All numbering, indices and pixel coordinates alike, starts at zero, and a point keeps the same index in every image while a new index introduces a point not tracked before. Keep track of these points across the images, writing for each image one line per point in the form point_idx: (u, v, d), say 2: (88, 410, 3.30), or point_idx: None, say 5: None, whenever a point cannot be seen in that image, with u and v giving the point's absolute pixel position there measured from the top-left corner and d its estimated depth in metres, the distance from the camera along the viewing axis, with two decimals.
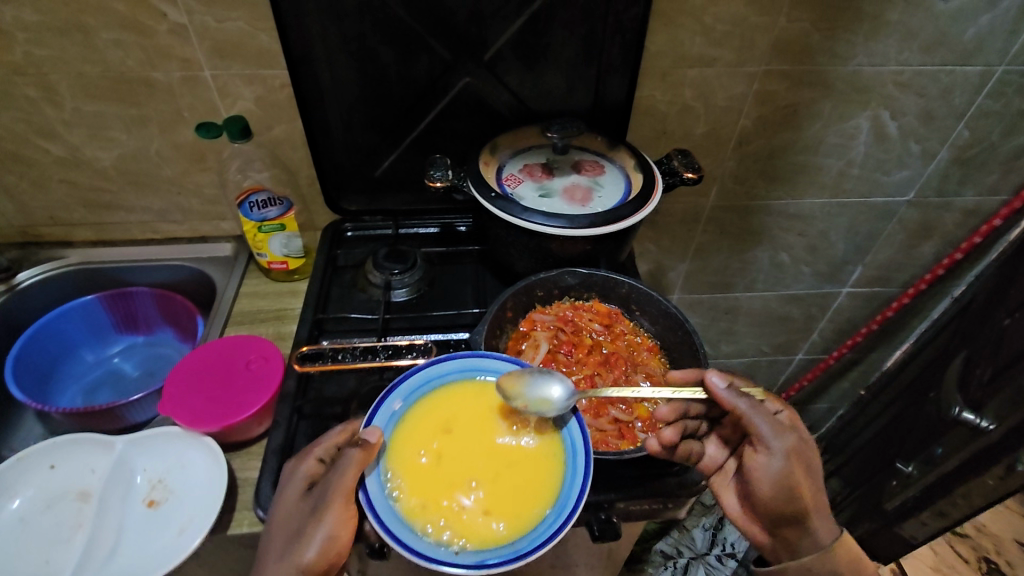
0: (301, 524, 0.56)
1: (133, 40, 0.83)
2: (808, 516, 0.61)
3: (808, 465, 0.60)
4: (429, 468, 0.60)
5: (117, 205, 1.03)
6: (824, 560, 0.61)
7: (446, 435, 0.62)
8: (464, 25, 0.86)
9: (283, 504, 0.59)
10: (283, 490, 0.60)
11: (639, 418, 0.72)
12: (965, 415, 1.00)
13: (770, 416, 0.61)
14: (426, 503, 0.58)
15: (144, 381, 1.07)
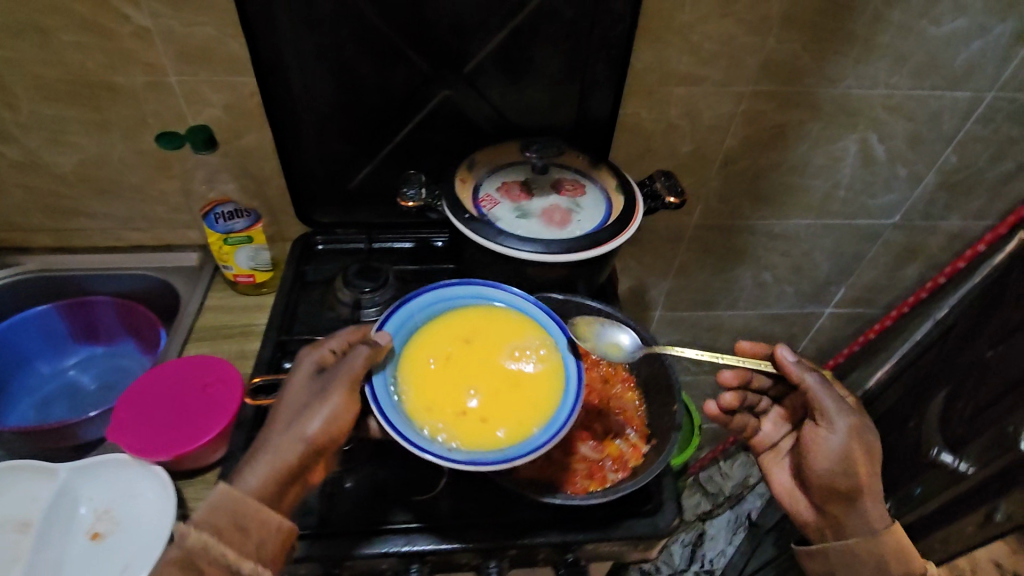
0: (309, 402, 0.62)
1: (93, 43, 0.78)
2: (860, 494, 0.72)
3: (868, 445, 0.72)
4: (433, 376, 0.67)
5: (78, 211, 0.98)
6: (869, 540, 0.71)
7: (451, 352, 0.69)
8: (444, 36, 0.82)
9: (292, 385, 0.64)
10: (293, 374, 0.65)
11: (608, 457, 0.72)
12: (945, 456, 0.95)
13: (835, 395, 0.74)
14: (426, 406, 0.64)
15: (101, 396, 1.03)
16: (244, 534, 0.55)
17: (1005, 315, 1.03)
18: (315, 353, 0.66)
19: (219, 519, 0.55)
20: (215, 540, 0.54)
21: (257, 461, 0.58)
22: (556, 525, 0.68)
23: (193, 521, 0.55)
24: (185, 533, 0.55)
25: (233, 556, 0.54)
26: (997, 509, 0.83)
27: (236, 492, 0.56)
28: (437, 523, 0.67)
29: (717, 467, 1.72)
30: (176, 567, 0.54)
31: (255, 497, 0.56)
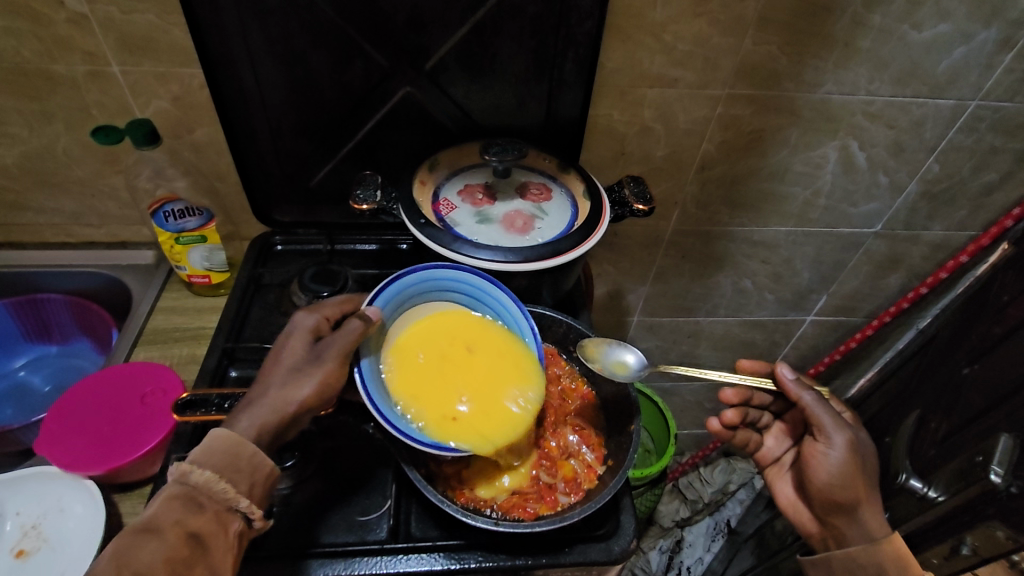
0: (302, 366, 0.60)
1: (27, 29, 0.74)
2: (858, 502, 0.73)
3: (864, 459, 0.73)
4: (418, 364, 0.68)
5: (23, 205, 0.94)
6: (868, 550, 0.72)
7: (437, 343, 0.71)
8: (402, 30, 0.78)
9: (285, 345, 0.62)
10: (287, 335, 0.63)
11: (561, 479, 0.70)
12: (913, 482, 0.90)
13: (832, 412, 0.74)
14: (409, 389, 0.66)
15: (51, 397, 0.99)
16: (245, 472, 0.53)
17: (985, 329, 1.01)
18: (311, 317, 0.65)
19: (218, 459, 0.52)
20: (217, 476, 0.51)
21: (242, 418, 0.56)
22: (503, 549, 0.65)
23: (192, 460, 0.52)
24: (185, 471, 0.51)
25: (234, 493, 0.52)
26: (963, 543, 0.83)
27: (231, 439, 0.54)
28: (379, 545, 0.64)
29: (697, 473, 1.69)
30: (175, 503, 0.50)
31: (252, 444, 0.54)
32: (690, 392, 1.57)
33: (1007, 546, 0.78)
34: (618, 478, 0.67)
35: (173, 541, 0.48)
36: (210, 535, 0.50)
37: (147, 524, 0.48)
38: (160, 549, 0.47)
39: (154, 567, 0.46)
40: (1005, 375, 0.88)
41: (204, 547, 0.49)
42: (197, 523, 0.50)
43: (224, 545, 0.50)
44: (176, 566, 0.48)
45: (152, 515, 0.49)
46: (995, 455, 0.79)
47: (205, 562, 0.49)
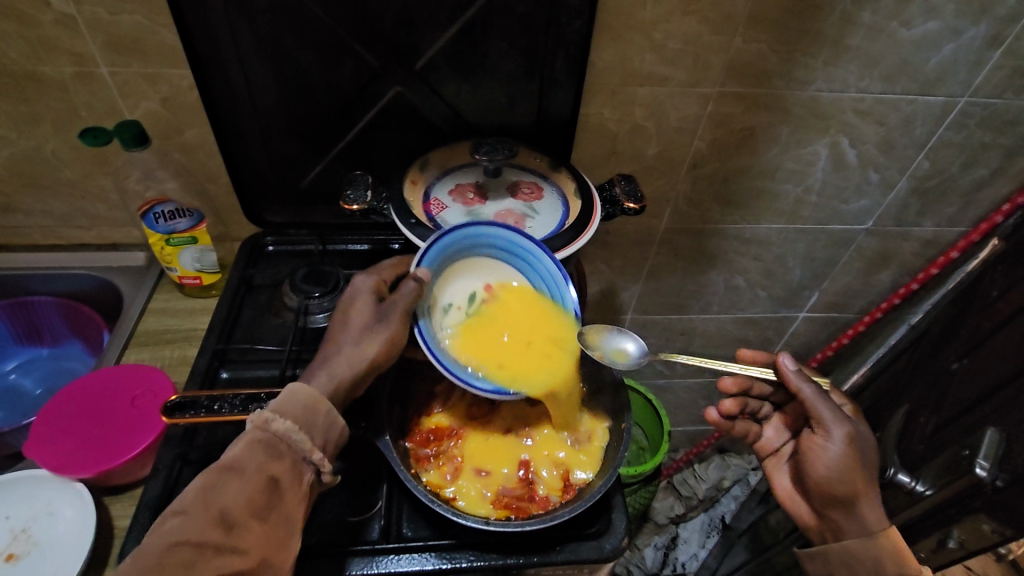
0: (370, 324, 0.65)
1: (13, 30, 0.73)
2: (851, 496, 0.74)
3: (864, 451, 0.73)
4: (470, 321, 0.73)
5: (11, 207, 0.93)
6: (864, 544, 0.74)
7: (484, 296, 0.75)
8: (392, 30, 0.78)
9: (350, 308, 0.67)
10: (350, 300, 0.68)
11: (553, 492, 0.72)
12: (900, 475, 0.90)
13: (834, 404, 0.74)
14: (469, 342, 0.71)
15: (42, 400, 0.98)
16: (320, 427, 0.56)
17: (974, 324, 1.01)
18: (370, 282, 0.69)
19: (299, 410, 0.56)
20: (296, 428, 0.55)
21: (318, 374, 0.61)
22: (496, 548, 0.65)
23: (274, 409, 0.55)
24: (267, 419, 0.55)
25: (310, 446, 0.55)
26: (950, 536, 0.83)
27: (309, 393, 0.57)
28: (370, 545, 0.64)
29: (692, 470, 1.66)
30: (257, 448, 0.53)
31: (326, 401, 0.58)
32: (684, 389, 1.57)
33: (993, 539, 0.78)
34: (608, 477, 0.67)
35: (255, 484, 0.51)
36: (286, 482, 0.53)
37: (233, 464, 0.52)
38: (243, 489, 0.51)
39: (238, 505, 0.50)
40: (993, 370, 0.88)
41: (279, 493, 0.53)
42: (276, 469, 0.53)
43: (297, 493, 0.54)
44: (256, 507, 0.51)
45: (236, 457, 0.52)
46: (982, 449, 0.79)
47: (280, 507, 0.53)
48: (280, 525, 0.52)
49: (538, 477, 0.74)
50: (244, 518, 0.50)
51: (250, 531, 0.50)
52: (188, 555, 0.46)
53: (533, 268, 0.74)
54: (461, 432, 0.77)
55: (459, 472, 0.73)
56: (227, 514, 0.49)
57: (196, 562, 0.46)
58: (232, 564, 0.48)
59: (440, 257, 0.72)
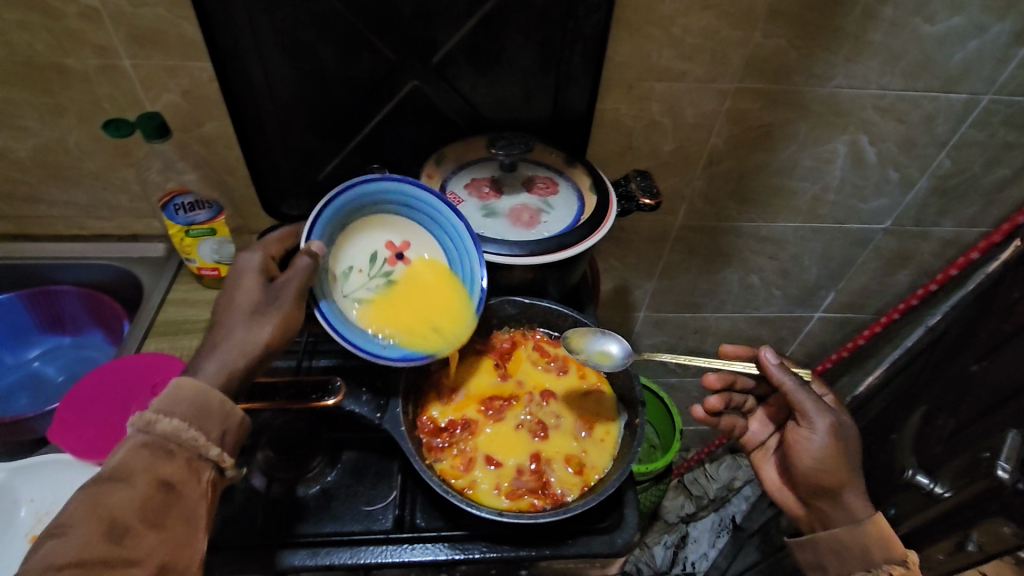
0: (260, 304, 0.62)
1: (40, 22, 0.75)
2: (845, 489, 0.73)
3: (852, 445, 0.72)
4: (371, 288, 0.74)
5: (36, 198, 0.95)
6: (852, 534, 0.73)
7: (387, 253, 0.76)
8: (410, 24, 0.78)
9: (235, 290, 0.63)
10: (235, 280, 0.64)
11: (565, 485, 0.72)
12: (919, 477, 0.92)
13: (813, 394, 0.73)
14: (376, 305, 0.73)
15: (64, 387, 1.00)
16: (215, 421, 0.54)
17: (995, 326, 0.99)
18: (254, 258, 0.66)
19: (186, 407, 0.53)
20: (186, 425, 0.53)
21: (207, 365, 0.57)
22: (508, 540, 0.65)
23: (155, 410, 0.52)
24: (150, 421, 0.52)
25: (203, 442, 0.53)
26: (969, 538, 0.84)
27: (194, 388, 0.54)
28: (385, 534, 0.64)
29: (702, 468, 1.64)
30: (144, 452, 0.51)
31: (219, 393, 0.55)
32: (697, 389, 1.56)
33: (1012, 542, 0.78)
34: (621, 470, 0.67)
35: (146, 489, 0.49)
36: (180, 482, 0.52)
37: (115, 473, 0.49)
38: (132, 497, 0.49)
39: (127, 515, 0.48)
40: (1013, 371, 0.87)
41: (176, 495, 0.51)
42: (168, 471, 0.51)
43: (197, 493, 0.52)
44: (149, 511, 0.49)
45: (120, 465, 0.50)
46: (1003, 452, 0.78)
47: (180, 509, 0.51)
48: (180, 529, 0.51)
49: (549, 471, 0.74)
50: (136, 527, 0.48)
51: (142, 539, 0.48)
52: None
53: (439, 227, 0.75)
54: (474, 426, 0.77)
55: (472, 463, 0.74)
56: (119, 525, 0.48)
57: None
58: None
59: (337, 216, 0.72)
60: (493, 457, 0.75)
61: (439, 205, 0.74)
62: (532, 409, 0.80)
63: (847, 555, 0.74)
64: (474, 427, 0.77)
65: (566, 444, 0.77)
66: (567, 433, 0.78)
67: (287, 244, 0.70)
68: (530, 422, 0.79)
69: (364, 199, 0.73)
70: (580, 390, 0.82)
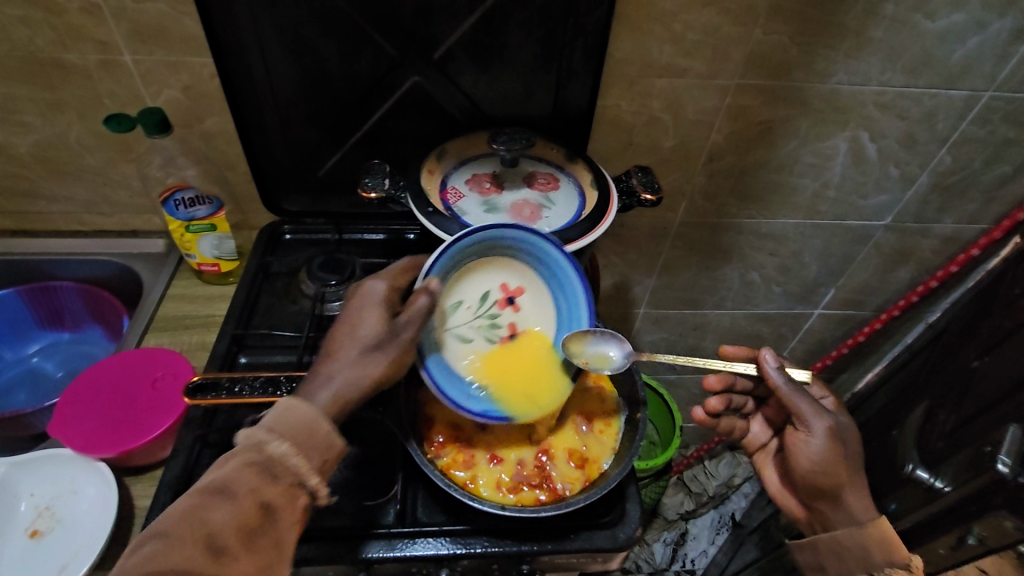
0: (379, 340, 0.61)
1: (40, 17, 0.75)
2: (844, 491, 0.74)
3: (848, 443, 0.72)
4: (478, 331, 0.74)
5: (36, 193, 0.95)
6: (852, 535, 0.75)
7: (498, 296, 0.76)
8: (411, 19, 0.78)
9: (359, 318, 0.63)
10: (356, 306, 0.65)
11: (566, 480, 0.72)
12: (920, 472, 0.92)
13: (809, 396, 0.73)
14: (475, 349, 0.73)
15: (63, 383, 1.00)
16: (318, 449, 0.53)
17: (995, 322, 0.99)
18: (377, 286, 0.66)
19: (295, 430, 0.52)
20: (293, 450, 0.52)
21: (319, 391, 0.57)
22: (510, 534, 0.65)
23: (267, 428, 0.52)
24: (263, 439, 0.52)
25: (306, 469, 0.52)
26: (970, 533, 0.83)
27: (306, 410, 0.54)
28: (386, 529, 0.64)
29: (702, 466, 1.65)
30: (251, 470, 0.50)
31: (326, 421, 0.54)
32: (696, 386, 1.56)
33: (1016, 536, 0.77)
34: (623, 465, 0.68)
35: (246, 510, 0.48)
36: (280, 505, 0.50)
37: (221, 487, 0.49)
38: (231, 516, 0.48)
39: (225, 533, 0.47)
40: (1013, 368, 0.87)
41: (272, 518, 0.50)
42: (270, 494, 0.50)
43: (293, 517, 0.51)
44: (246, 533, 0.48)
45: (229, 479, 0.49)
46: (1004, 446, 0.79)
47: (271, 534, 0.49)
48: (271, 553, 0.49)
49: (552, 466, 0.74)
50: (231, 548, 0.47)
51: (239, 561, 0.47)
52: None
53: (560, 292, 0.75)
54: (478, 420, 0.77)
55: (474, 457, 0.74)
56: (215, 540, 0.47)
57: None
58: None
59: (462, 248, 0.71)
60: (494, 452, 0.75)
61: (568, 270, 0.73)
62: None
63: (848, 556, 0.76)
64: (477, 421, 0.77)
65: (569, 438, 0.77)
66: (569, 427, 0.78)
67: (410, 276, 0.70)
68: None
69: (492, 237, 0.72)
70: (582, 386, 0.82)
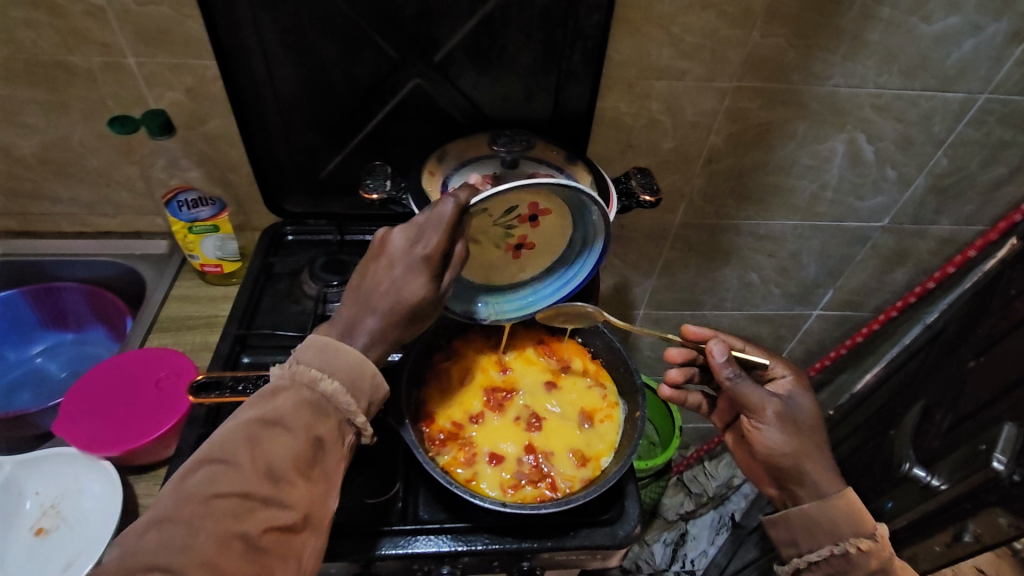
0: (421, 310, 0.60)
1: (46, 21, 0.75)
2: (805, 461, 0.71)
3: (800, 426, 0.71)
4: (491, 235, 0.73)
5: (40, 195, 0.95)
6: (820, 507, 0.70)
7: (522, 212, 0.72)
8: (412, 22, 0.79)
9: (406, 282, 0.58)
10: (401, 266, 0.59)
11: (566, 478, 0.73)
12: (916, 470, 0.92)
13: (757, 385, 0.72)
14: (480, 251, 0.74)
15: (67, 383, 1.01)
16: (365, 391, 0.56)
17: (991, 322, 1.00)
18: (426, 246, 0.59)
19: (345, 373, 0.55)
20: (344, 390, 0.55)
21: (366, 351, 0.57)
22: (511, 532, 0.66)
23: (319, 367, 0.55)
24: (315, 378, 0.54)
25: (354, 409, 0.55)
26: (965, 530, 0.84)
27: (354, 358, 0.56)
28: (390, 526, 0.65)
29: (702, 466, 1.64)
30: (304, 406, 0.53)
31: (371, 364, 0.57)
32: None
33: (1009, 533, 0.78)
34: (622, 464, 0.68)
35: (301, 442, 0.52)
36: (329, 440, 0.53)
37: (278, 420, 0.52)
38: (289, 445, 0.51)
39: (284, 461, 0.50)
40: (1009, 366, 0.88)
41: (323, 451, 0.53)
42: (322, 429, 0.53)
43: (339, 456, 0.54)
44: (302, 464, 0.51)
45: (284, 412, 0.52)
46: (999, 444, 0.80)
47: (323, 465, 0.53)
48: (322, 485, 0.53)
49: (552, 464, 0.75)
50: (291, 473, 0.50)
51: (295, 489, 0.50)
52: (237, 505, 0.47)
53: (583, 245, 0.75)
54: (478, 419, 0.79)
55: (475, 457, 0.75)
56: (275, 467, 0.50)
57: (243, 513, 0.48)
58: (279, 516, 0.49)
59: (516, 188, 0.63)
60: (494, 452, 0.75)
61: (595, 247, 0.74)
62: (536, 401, 0.81)
63: (817, 530, 0.71)
64: (476, 421, 0.78)
65: (570, 436, 0.78)
66: (571, 427, 0.79)
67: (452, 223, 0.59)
68: (525, 417, 0.80)
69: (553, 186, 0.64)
70: (584, 386, 0.83)
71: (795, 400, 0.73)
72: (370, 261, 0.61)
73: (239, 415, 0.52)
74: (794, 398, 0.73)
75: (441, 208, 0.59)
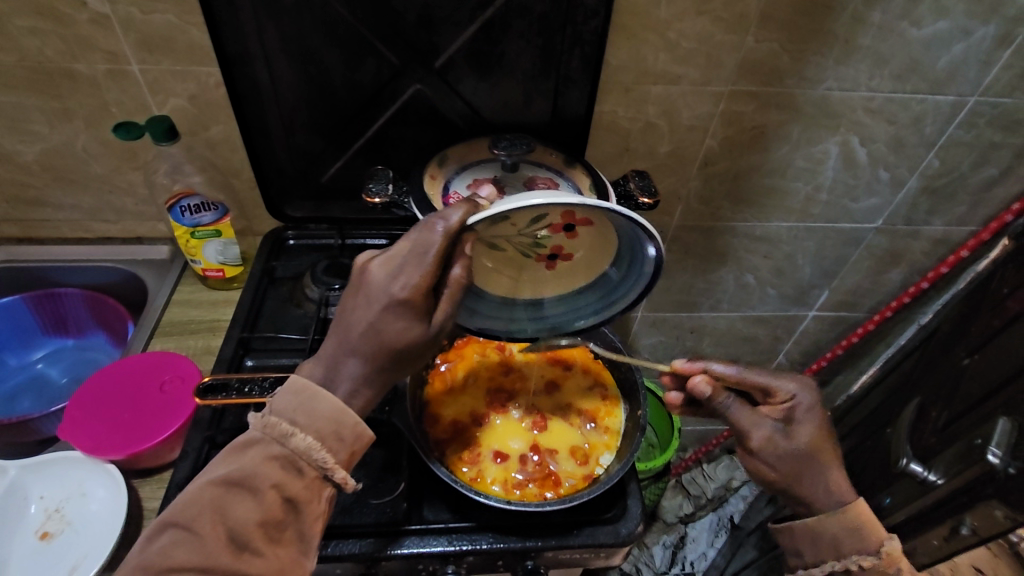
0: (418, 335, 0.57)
1: (49, 28, 0.76)
2: (785, 452, 0.66)
3: (793, 455, 0.65)
4: (515, 242, 0.68)
5: (42, 201, 0.96)
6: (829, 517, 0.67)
7: (556, 223, 0.66)
8: (414, 29, 0.80)
9: (390, 319, 0.55)
10: (378, 306, 0.55)
11: (571, 478, 0.74)
12: (913, 465, 0.95)
13: (746, 409, 0.66)
14: (502, 256, 0.70)
15: (69, 389, 1.01)
16: (343, 444, 0.55)
17: (985, 321, 1.01)
18: (404, 285, 0.55)
19: (321, 425, 0.54)
20: (317, 445, 0.54)
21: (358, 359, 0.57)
22: (514, 531, 0.67)
23: (291, 420, 0.54)
24: (285, 434, 0.54)
25: (331, 465, 0.54)
26: (963, 522, 0.86)
27: (334, 405, 0.55)
28: (400, 524, 0.66)
29: (700, 468, 1.67)
30: (273, 464, 0.53)
31: (353, 411, 0.56)
32: None
33: (1005, 525, 0.79)
34: (624, 462, 0.69)
35: (267, 506, 0.52)
36: (302, 500, 0.53)
37: (241, 481, 0.52)
38: (255, 510, 0.51)
39: (248, 528, 0.50)
40: (1000, 364, 0.90)
41: (297, 511, 0.53)
42: (294, 489, 0.53)
43: (316, 509, 0.54)
44: (270, 525, 0.52)
45: (252, 472, 0.52)
46: (994, 438, 0.82)
47: (296, 526, 0.54)
48: (294, 546, 0.53)
49: (554, 462, 0.76)
50: (255, 541, 0.50)
51: (261, 554, 0.51)
52: None
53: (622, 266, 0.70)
54: (482, 419, 0.80)
55: (479, 457, 0.75)
56: (239, 533, 0.50)
57: None
58: None
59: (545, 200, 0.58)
60: (497, 452, 0.76)
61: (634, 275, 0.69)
62: (539, 403, 0.82)
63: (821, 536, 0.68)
64: (480, 421, 0.79)
65: (572, 436, 0.79)
66: (573, 428, 0.80)
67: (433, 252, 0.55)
68: (528, 416, 0.81)
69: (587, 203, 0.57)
70: (586, 385, 0.84)
71: (795, 428, 0.66)
72: (350, 294, 0.58)
73: (209, 473, 0.53)
74: (795, 427, 0.66)
75: (428, 232, 0.56)
